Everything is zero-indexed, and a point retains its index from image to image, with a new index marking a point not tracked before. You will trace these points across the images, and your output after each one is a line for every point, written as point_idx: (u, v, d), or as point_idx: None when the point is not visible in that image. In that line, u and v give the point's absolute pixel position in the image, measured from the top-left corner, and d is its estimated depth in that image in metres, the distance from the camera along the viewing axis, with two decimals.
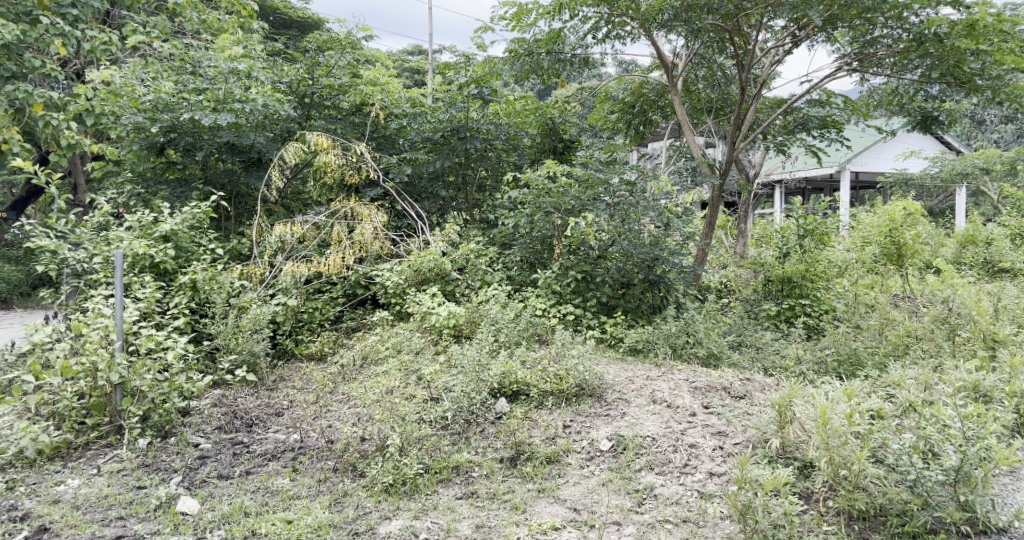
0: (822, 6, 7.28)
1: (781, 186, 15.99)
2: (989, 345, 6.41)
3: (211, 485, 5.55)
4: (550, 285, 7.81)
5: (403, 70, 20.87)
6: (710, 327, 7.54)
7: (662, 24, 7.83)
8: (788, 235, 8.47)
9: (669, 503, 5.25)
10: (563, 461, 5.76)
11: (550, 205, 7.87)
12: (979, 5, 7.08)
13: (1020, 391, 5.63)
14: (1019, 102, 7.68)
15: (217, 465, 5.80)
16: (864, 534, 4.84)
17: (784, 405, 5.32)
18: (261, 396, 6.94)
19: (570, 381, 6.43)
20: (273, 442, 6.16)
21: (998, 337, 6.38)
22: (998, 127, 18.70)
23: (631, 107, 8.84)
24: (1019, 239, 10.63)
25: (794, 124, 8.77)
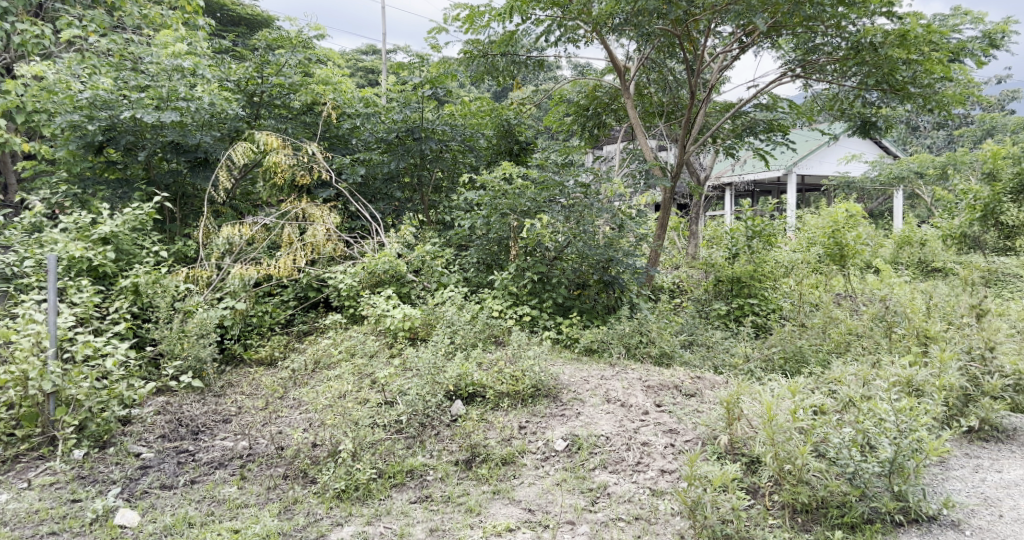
0: (766, 13, 7.50)
1: (732, 188, 16.31)
2: (922, 341, 6.66)
3: (153, 496, 5.43)
4: (507, 287, 7.84)
5: (356, 70, 20.68)
6: (663, 326, 7.64)
7: (613, 28, 7.94)
8: (737, 236, 8.69)
9: (622, 501, 5.30)
10: (518, 462, 5.77)
11: (506, 207, 7.86)
12: (910, 17, 7.37)
13: (949, 385, 5.84)
14: (948, 111, 7.92)
15: (160, 475, 5.67)
16: (806, 526, 4.98)
17: (732, 401, 5.42)
18: (207, 403, 6.80)
19: (525, 381, 6.46)
20: (220, 449, 6.04)
21: (929, 333, 6.62)
22: (933, 133, 19.37)
23: (585, 110, 8.84)
24: (949, 240, 10.93)
25: (741, 127, 8.94)
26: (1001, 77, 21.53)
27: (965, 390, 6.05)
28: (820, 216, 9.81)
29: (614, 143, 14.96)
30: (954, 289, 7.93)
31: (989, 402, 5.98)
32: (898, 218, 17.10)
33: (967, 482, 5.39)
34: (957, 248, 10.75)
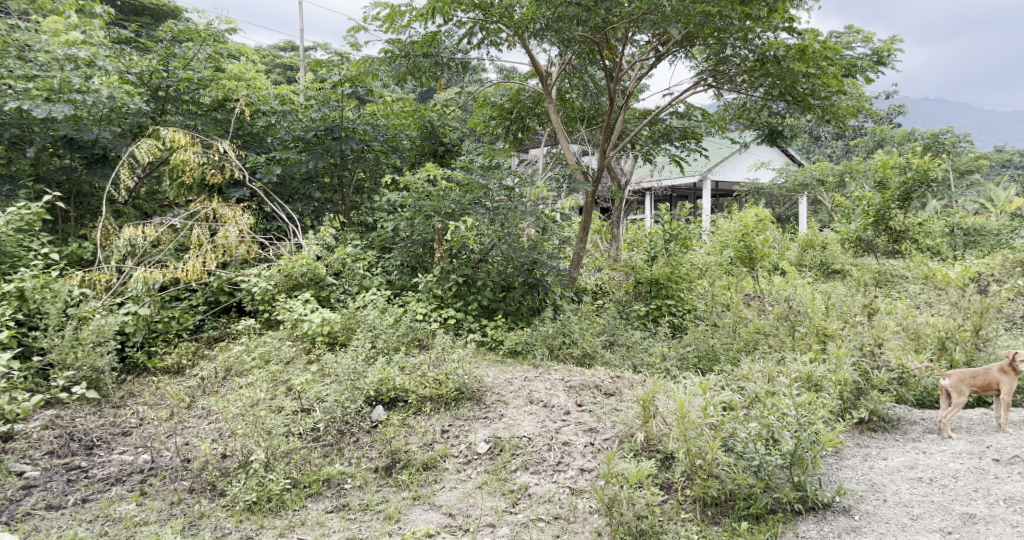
0: (680, 23, 7.77)
1: (651, 194, 16.94)
2: (820, 339, 7.00)
3: (37, 518, 5.19)
4: (432, 289, 7.82)
5: (273, 66, 20.00)
6: (585, 327, 7.78)
7: (534, 32, 7.97)
8: (655, 240, 8.94)
9: (542, 501, 5.35)
10: (440, 466, 5.73)
11: (430, 209, 7.81)
12: (809, 32, 7.80)
13: (844, 380, 6.18)
14: (844, 123, 8.46)
15: (46, 494, 5.41)
16: (715, 519, 5.18)
17: (649, 399, 5.61)
18: (104, 415, 6.41)
19: (449, 386, 6.39)
20: (118, 464, 5.78)
21: (827, 331, 6.98)
22: (832, 143, 20.55)
23: (509, 113, 8.85)
24: (848, 243, 11.52)
25: (657, 134, 9.27)
26: (891, 93, 23.20)
27: (856, 385, 6.35)
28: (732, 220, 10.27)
29: (538, 149, 15.30)
30: (849, 290, 8.42)
31: (877, 395, 6.29)
32: (800, 222, 18.18)
33: (857, 470, 5.63)
34: (853, 251, 11.42)
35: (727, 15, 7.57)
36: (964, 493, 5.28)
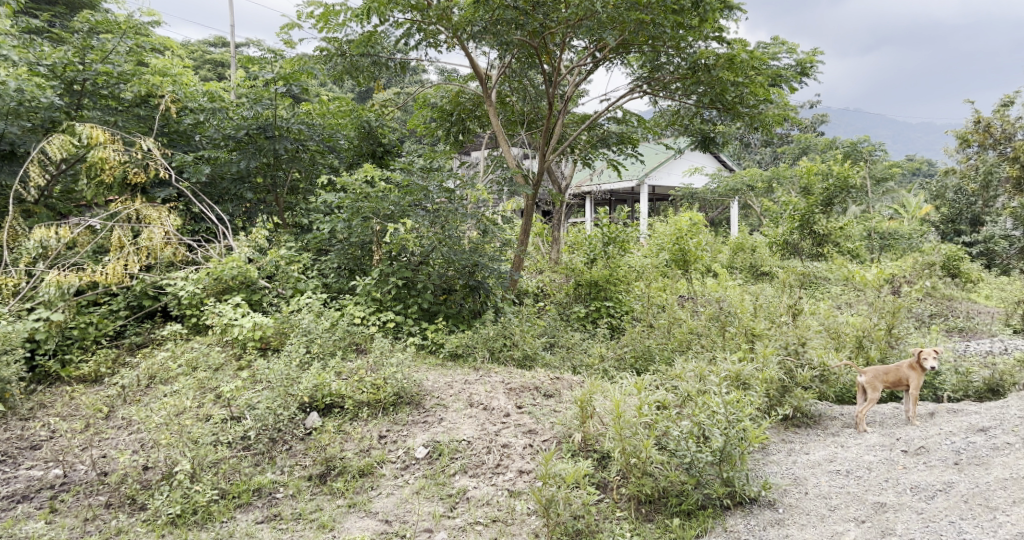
0: (615, 30, 7.88)
1: (591, 198, 17.07)
2: (749, 339, 6.86)
3: None
4: (370, 292, 7.59)
5: (202, 62, 19.31)
6: (526, 329, 7.65)
7: (473, 35, 7.94)
8: (594, 243, 9.12)
9: (480, 505, 5.05)
10: (377, 472, 5.38)
11: (368, 211, 7.60)
12: (738, 43, 8.10)
13: (771, 378, 6.00)
14: (770, 130, 8.83)
15: None
16: (649, 516, 4.97)
17: (585, 399, 5.38)
18: (10, 429, 5.98)
19: (386, 390, 5.97)
20: (25, 481, 5.41)
21: (756, 331, 6.83)
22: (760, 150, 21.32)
23: (449, 115, 8.83)
24: (775, 247, 11.97)
25: (595, 138, 9.43)
26: (813, 103, 24.41)
27: (781, 382, 6.12)
28: (668, 223, 10.64)
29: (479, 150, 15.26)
30: (776, 291, 8.81)
31: (801, 391, 6.05)
32: (732, 225, 18.77)
33: (783, 464, 5.37)
34: (780, 253, 11.89)
35: (661, 23, 7.73)
36: (877, 483, 5.02)
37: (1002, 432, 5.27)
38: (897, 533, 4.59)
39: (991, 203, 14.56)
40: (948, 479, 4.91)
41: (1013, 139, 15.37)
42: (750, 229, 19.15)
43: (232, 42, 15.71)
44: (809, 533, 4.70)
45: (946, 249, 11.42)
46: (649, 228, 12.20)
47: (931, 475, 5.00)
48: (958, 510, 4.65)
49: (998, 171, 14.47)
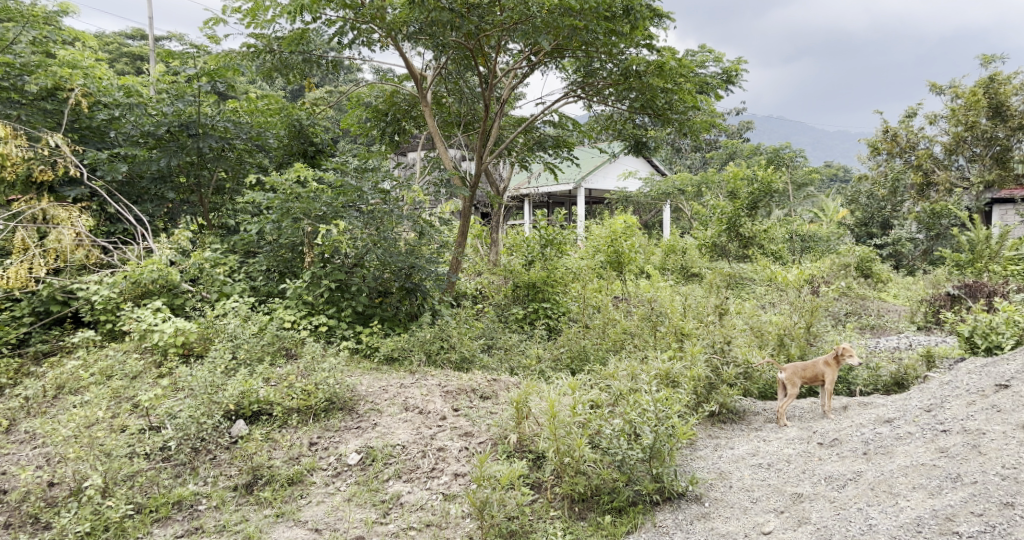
0: (550, 35, 7.83)
1: (529, 200, 17.18)
2: (678, 338, 6.78)
3: None
4: (301, 295, 7.23)
5: (118, 54, 18.50)
6: (463, 330, 7.45)
7: (408, 36, 7.92)
8: (532, 245, 9.19)
9: (414, 509, 4.88)
10: (307, 480, 5.13)
11: (299, 211, 7.23)
12: (667, 50, 8.23)
13: (698, 376, 5.94)
14: (698, 136, 9.03)
15: None
16: (582, 515, 4.88)
17: (521, 400, 5.20)
18: None
19: (318, 396, 5.63)
20: None
21: (685, 330, 6.76)
22: (691, 156, 21.89)
23: (384, 115, 8.75)
24: (704, 249, 12.42)
25: (532, 142, 9.51)
26: (740, 110, 25.19)
27: (707, 379, 6.08)
28: (603, 226, 11.02)
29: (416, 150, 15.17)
30: (704, 291, 9.07)
31: (726, 388, 6.03)
32: (664, 226, 19.16)
33: (707, 460, 5.32)
34: (709, 255, 12.34)
35: (593, 30, 7.71)
36: (795, 474, 5.00)
37: (905, 422, 5.22)
38: (811, 522, 4.54)
39: (897, 209, 15.38)
40: (858, 468, 4.88)
41: (917, 148, 16.45)
42: (681, 231, 19.55)
43: (150, 31, 14.83)
44: (732, 525, 4.66)
45: (859, 250, 12.10)
46: (586, 231, 12.29)
47: (843, 465, 4.97)
48: (865, 498, 4.60)
49: (903, 179, 15.65)
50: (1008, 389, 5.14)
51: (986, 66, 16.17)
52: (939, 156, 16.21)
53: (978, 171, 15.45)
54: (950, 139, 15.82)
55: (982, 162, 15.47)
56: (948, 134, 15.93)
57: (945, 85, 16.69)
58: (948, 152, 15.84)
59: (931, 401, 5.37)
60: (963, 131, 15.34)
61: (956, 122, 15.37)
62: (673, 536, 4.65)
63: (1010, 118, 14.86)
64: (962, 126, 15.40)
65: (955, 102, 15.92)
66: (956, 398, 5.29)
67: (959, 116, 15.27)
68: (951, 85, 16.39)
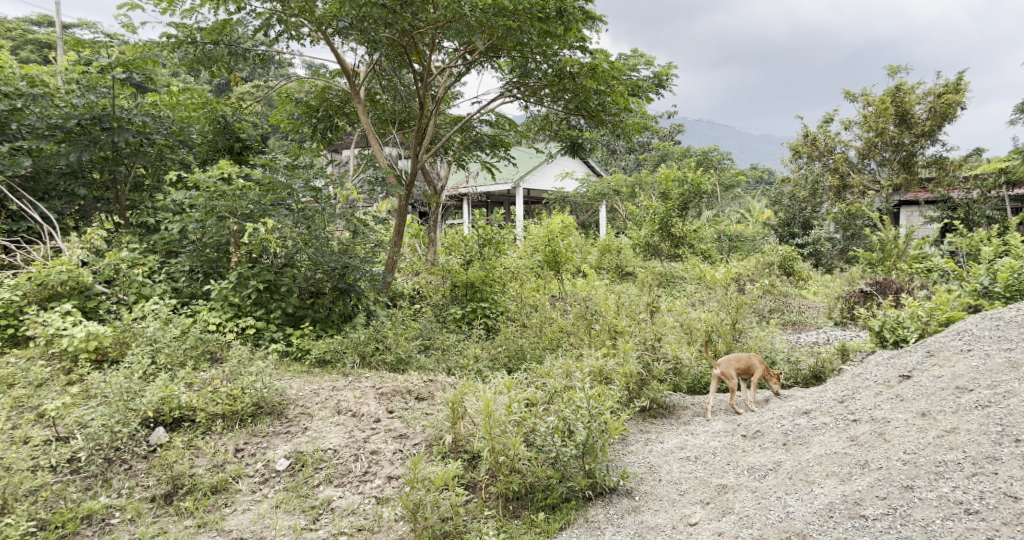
0: (484, 34, 7.71)
1: (467, 200, 17.10)
2: (612, 336, 6.84)
3: None
4: (227, 297, 6.90)
5: (24, 42, 17.52)
6: (398, 330, 7.31)
7: (338, 31, 7.71)
8: (470, 244, 9.12)
9: (345, 514, 4.77)
10: (232, 488, 4.96)
11: (224, 210, 6.93)
12: (600, 52, 8.28)
13: (630, 372, 6.01)
14: (630, 138, 9.13)
15: None
16: (516, 513, 4.86)
17: (457, 400, 5.11)
18: None
19: (244, 401, 5.44)
20: None
21: (619, 328, 6.83)
22: (625, 157, 22.18)
23: (315, 111, 8.57)
24: (639, 248, 12.59)
25: (468, 141, 9.46)
26: (672, 112, 25.69)
27: (639, 376, 6.14)
28: (541, 225, 11.06)
29: (350, 149, 14.90)
30: (638, 289, 9.17)
31: (657, 384, 6.10)
32: (600, 226, 19.35)
33: (638, 454, 5.38)
34: (642, 254, 12.53)
35: (527, 31, 7.63)
36: (720, 466, 5.10)
37: (820, 413, 5.36)
38: (735, 512, 4.62)
39: (817, 210, 15.93)
40: (778, 458, 4.99)
41: (834, 152, 17.00)
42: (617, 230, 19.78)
43: (59, 20, 13.99)
44: (661, 517, 4.72)
45: (783, 250, 12.48)
46: (523, 230, 12.30)
47: (765, 456, 5.08)
48: (784, 486, 4.71)
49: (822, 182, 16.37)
50: (910, 380, 5.31)
51: (893, 77, 16.85)
52: (853, 160, 16.83)
53: (887, 176, 16.13)
54: (862, 144, 16.47)
55: (889, 167, 16.15)
56: (860, 139, 16.53)
57: (857, 94, 17.34)
58: (860, 157, 16.47)
59: (845, 393, 5.52)
60: (874, 137, 15.98)
61: (868, 129, 16.00)
62: (605, 531, 4.67)
63: (914, 125, 15.48)
64: (874, 133, 16.03)
65: (867, 109, 16.56)
66: (865, 390, 5.45)
67: (869, 123, 15.87)
68: (863, 93, 17.04)
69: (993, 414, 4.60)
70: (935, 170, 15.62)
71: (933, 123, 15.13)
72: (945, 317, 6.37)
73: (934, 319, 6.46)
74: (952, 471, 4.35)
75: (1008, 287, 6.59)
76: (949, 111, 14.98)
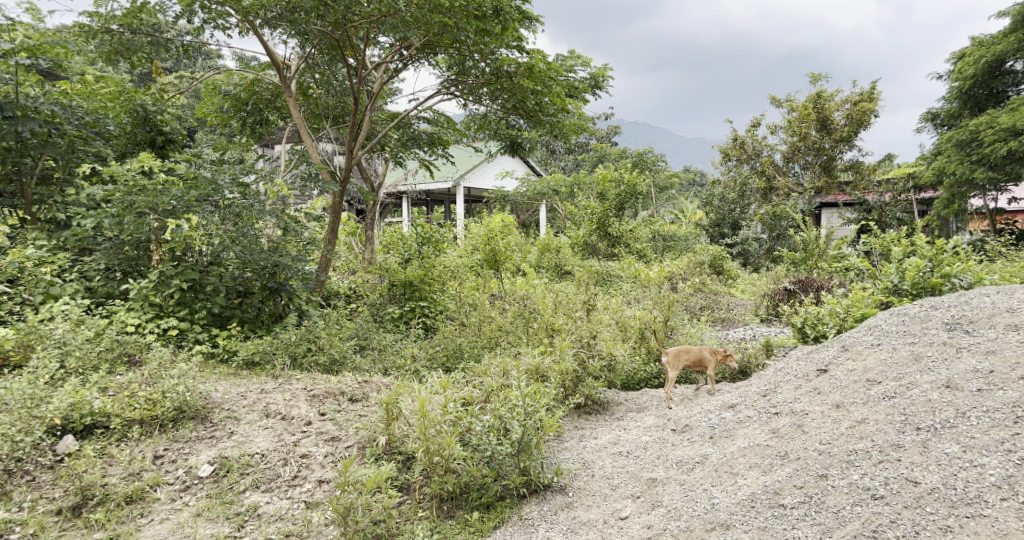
0: (420, 30, 7.62)
1: (405, 198, 16.89)
2: (549, 333, 6.83)
3: None
4: (147, 296, 6.62)
5: None
6: (332, 330, 7.16)
7: (266, 22, 7.41)
8: (409, 243, 9.01)
9: (272, 520, 4.64)
10: (149, 497, 4.76)
11: (143, 205, 6.65)
12: (536, 52, 8.27)
13: (567, 370, 6.01)
14: (567, 138, 9.17)
15: None
16: (450, 513, 4.80)
17: (391, 401, 5.00)
18: None
19: (165, 405, 5.22)
20: None
21: (556, 326, 6.83)
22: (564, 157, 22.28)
23: (245, 104, 8.31)
24: (576, 248, 12.64)
25: (406, 138, 9.32)
26: (610, 113, 25.91)
27: (575, 373, 6.14)
28: (481, 223, 11.00)
29: (282, 144, 14.52)
30: (574, 287, 9.20)
31: (592, 381, 6.12)
32: (540, 226, 19.39)
33: (572, 450, 5.38)
34: (580, 253, 12.59)
35: (463, 28, 7.56)
36: (651, 460, 5.13)
37: (745, 406, 5.45)
38: (663, 505, 4.67)
39: (746, 211, 16.33)
40: (704, 451, 5.06)
41: (761, 155, 17.30)
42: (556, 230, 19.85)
43: None
44: (593, 512, 4.73)
45: (713, 250, 12.72)
46: (462, 230, 12.23)
47: (692, 449, 5.14)
48: (710, 479, 4.77)
49: (749, 184, 16.76)
50: (827, 373, 5.43)
51: (814, 84, 17.31)
52: (779, 164, 17.07)
53: (810, 178, 16.65)
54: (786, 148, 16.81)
55: (812, 170, 16.46)
56: (785, 143, 16.95)
57: (782, 99, 17.81)
58: (784, 160, 16.84)
59: (768, 387, 5.63)
60: (797, 141, 16.32)
61: (792, 133, 16.32)
62: (538, 528, 4.66)
63: (833, 131, 15.87)
64: (797, 137, 16.37)
65: (791, 114, 17.03)
66: (786, 383, 5.56)
67: (795, 127, 16.21)
68: (787, 98, 17.44)
69: (898, 404, 4.75)
70: (852, 174, 16.22)
71: (850, 129, 15.68)
72: (860, 314, 6.59)
73: (851, 315, 6.67)
74: (861, 459, 4.47)
75: (915, 285, 6.86)
76: (864, 118, 15.54)
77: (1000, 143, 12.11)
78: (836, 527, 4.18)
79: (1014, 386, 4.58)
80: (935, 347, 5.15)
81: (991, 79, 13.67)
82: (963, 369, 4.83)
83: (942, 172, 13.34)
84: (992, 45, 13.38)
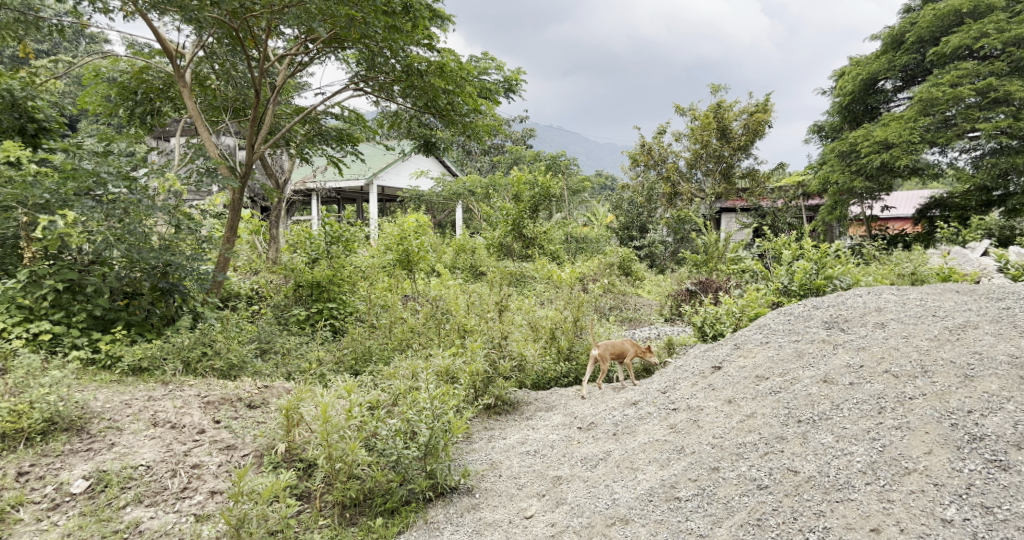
0: (325, 23, 7.38)
1: (316, 197, 16.43)
2: (461, 334, 6.72)
3: None
4: (15, 298, 6.12)
5: None
6: (230, 334, 6.83)
7: (155, 6, 6.99)
8: (317, 242, 8.71)
9: (156, 536, 4.34)
10: (10, 518, 4.38)
11: (11, 199, 6.17)
12: (447, 51, 8.17)
13: (478, 370, 5.91)
14: (480, 138, 9.08)
15: None
16: (353, 520, 4.62)
17: (291, 407, 4.75)
18: None
19: (32, 416, 4.82)
20: None
21: (468, 327, 6.72)
22: (480, 158, 22.19)
23: (133, 93, 7.85)
24: (490, 249, 12.56)
25: (312, 133, 9.01)
26: (525, 116, 25.99)
27: (485, 373, 6.04)
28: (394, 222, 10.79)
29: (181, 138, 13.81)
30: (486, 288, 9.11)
31: (502, 381, 6.03)
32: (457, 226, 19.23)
33: (480, 451, 5.27)
34: (495, 254, 12.51)
35: (371, 23, 7.34)
36: (556, 458, 5.08)
37: (646, 403, 5.47)
38: (567, 502, 4.62)
39: (653, 214, 16.67)
40: (608, 448, 5.04)
41: (666, 161, 17.75)
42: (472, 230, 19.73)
43: None
44: (499, 513, 4.64)
45: (622, 251, 12.89)
46: (375, 230, 11.97)
47: (596, 446, 5.12)
48: (611, 475, 4.75)
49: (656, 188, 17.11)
50: (722, 370, 5.51)
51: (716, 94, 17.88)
52: (683, 170, 17.67)
53: (711, 184, 17.15)
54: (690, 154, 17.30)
55: (713, 176, 17.07)
56: (688, 150, 17.43)
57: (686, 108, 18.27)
58: (688, 166, 17.31)
59: (667, 384, 5.68)
60: (700, 148, 16.82)
61: (695, 140, 16.78)
62: (443, 531, 4.53)
63: (732, 140, 16.53)
64: (699, 144, 16.88)
65: (694, 122, 17.49)
66: (684, 380, 5.62)
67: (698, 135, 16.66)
68: (691, 107, 17.96)
69: (784, 397, 4.87)
70: (750, 181, 16.83)
71: (747, 138, 16.28)
72: (755, 313, 6.77)
73: (745, 314, 6.84)
74: (749, 452, 4.55)
75: (802, 285, 7.06)
76: (760, 128, 16.12)
77: (874, 155, 12.76)
78: (725, 517, 4.23)
79: (879, 378, 4.74)
80: (815, 344, 5.30)
81: (866, 96, 14.33)
82: (838, 364, 4.97)
83: (825, 181, 13.97)
84: (866, 64, 14.18)
